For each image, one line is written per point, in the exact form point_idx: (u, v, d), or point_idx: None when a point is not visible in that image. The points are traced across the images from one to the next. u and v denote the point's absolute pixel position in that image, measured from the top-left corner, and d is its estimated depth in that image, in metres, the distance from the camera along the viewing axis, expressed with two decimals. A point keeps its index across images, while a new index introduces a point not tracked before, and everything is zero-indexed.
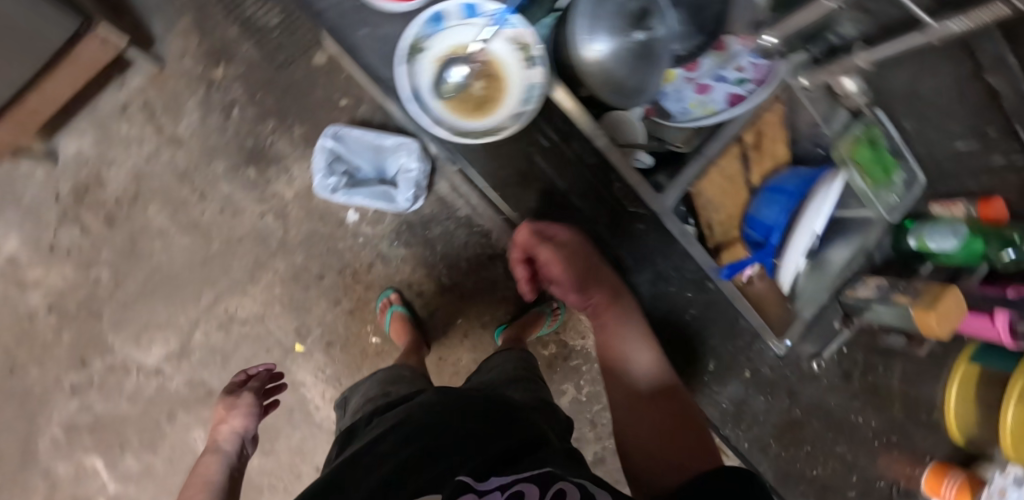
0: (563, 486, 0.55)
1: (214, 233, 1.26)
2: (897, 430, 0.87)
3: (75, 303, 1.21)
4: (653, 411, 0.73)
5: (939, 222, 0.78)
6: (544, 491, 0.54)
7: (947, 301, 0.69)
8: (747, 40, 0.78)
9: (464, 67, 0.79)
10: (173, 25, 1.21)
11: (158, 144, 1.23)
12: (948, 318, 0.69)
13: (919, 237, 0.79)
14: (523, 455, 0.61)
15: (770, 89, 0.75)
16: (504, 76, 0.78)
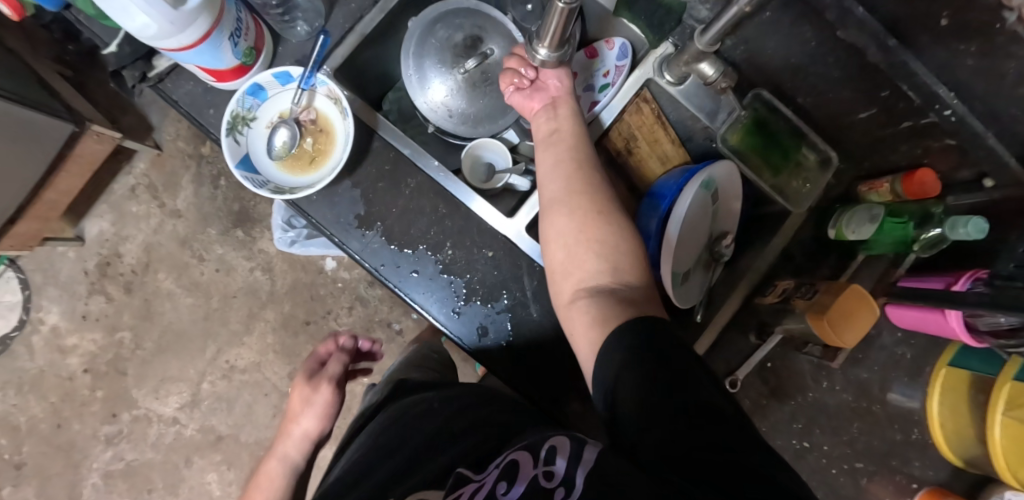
0: (555, 444, 0.43)
1: (212, 291, 1.38)
2: (863, 454, 0.75)
3: (105, 363, 1.38)
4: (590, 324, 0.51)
5: (859, 207, 0.67)
6: (535, 452, 0.43)
7: (847, 302, 0.59)
8: (612, 43, 0.74)
9: (286, 130, 0.68)
10: (166, 112, 1.38)
11: (162, 218, 1.38)
12: (857, 324, 0.59)
13: (839, 224, 0.68)
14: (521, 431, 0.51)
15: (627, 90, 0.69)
16: (329, 135, 0.68)
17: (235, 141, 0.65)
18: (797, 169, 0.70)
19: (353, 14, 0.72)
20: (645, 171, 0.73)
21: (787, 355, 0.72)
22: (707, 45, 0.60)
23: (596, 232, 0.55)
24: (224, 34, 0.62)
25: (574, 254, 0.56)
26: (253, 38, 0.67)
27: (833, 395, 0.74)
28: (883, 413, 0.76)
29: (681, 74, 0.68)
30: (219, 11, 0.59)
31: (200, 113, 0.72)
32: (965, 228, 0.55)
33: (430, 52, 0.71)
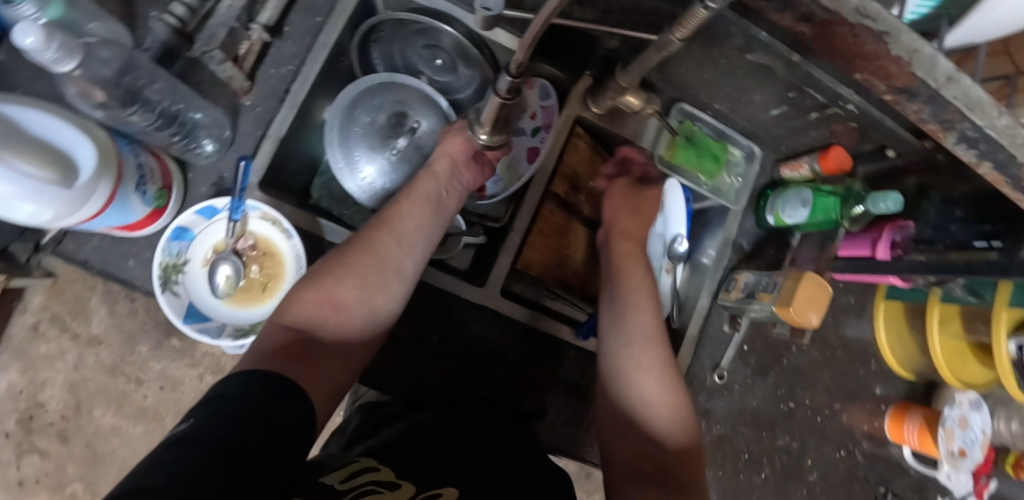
0: None
1: (168, 414, 1.00)
2: (838, 396, 0.84)
3: None
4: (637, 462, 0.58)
5: (788, 193, 0.73)
6: None
7: (806, 290, 0.64)
8: (534, 83, 0.71)
9: (226, 264, 0.64)
10: None
11: (77, 350, 0.96)
12: (816, 307, 0.65)
13: (774, 212, 0.75)
14: None
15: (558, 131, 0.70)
16: (276, 260, 0.65)
17: (174, 294, 0.61)
18: (726, 170, 0.77)
19: (261, 118, 0.68)
20: (593, 201, 0.76)
21: (758, 333, 0.79)
22: (630, 80, 0.63)
23: (654, 370, 0.61)
24: (129, 188, 0.56)
25: (637, 391, 0.60)
26: (160, 177, 0.62)
27: (803, 354, 0.82)
28: (845, 355, 0.85)
29: (608, 106, 0.70)
30: (117, 168, 0.54)
31: (117, 267, 0.65)
32: (885, 204, 0.62)
33: (357, 141, 0.68)
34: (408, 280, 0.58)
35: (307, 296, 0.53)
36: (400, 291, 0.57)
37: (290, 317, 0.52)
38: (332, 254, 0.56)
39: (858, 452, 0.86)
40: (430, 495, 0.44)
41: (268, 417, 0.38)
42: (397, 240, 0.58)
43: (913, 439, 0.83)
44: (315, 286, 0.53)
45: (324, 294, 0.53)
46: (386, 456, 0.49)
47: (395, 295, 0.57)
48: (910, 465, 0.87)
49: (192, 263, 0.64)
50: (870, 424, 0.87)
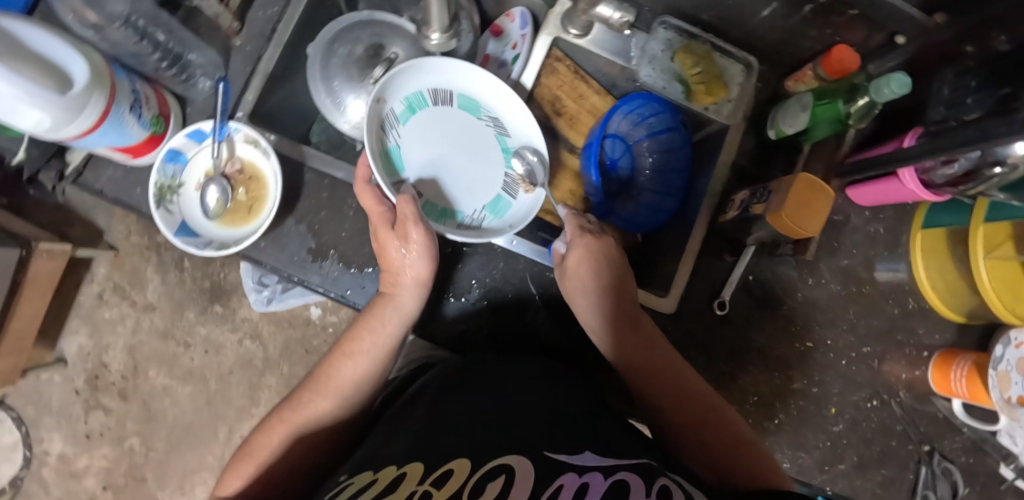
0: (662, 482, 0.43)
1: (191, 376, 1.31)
2: (868, 338, 0.76)
3: (121, 476, 1.36)
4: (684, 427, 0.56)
5: (789, 101, 0.67)
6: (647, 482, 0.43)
7: (801, 193, 0.58)
8: (514, 15, 0.75)
9: (217, 182, 0.67)
10: (111, 212, 1.37)
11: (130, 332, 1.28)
12: (814, 213, 0.58)
13: (774, 124, 0.68)
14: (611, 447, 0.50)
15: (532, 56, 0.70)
16: (262, 179, 0.67)
17: (168, 211, 0.65)
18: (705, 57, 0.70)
19: (251, 57, 0.72)
20: (577, 128, 0.75)
21: (765, 263, 0.72)
22: None
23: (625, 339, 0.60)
24: (124, 109, 0.61)
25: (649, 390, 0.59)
26: (156, 105, 0.66)
27: (821, 288, 0.74)
28: (873, 292, 0.76)
29: (584, 24, 0.69)
30: (111, 88, 0.58)
31: (129, 195, 0.71)
32: (890, 88, 0.56)
33: (336, 71, 0.70)
34: (381, 359, 0.63)
35: (281, 419, 0.60)
36: (363, 378, 0.62)
37: (275, 440, 0.58)
38: (307, 381, 0.62)
39: (894, 402, 0.76)
40: (440, 475, 0.46)
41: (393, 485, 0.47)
42: (366, 334, 0.63)
43: (963, 390, 0.72)
44: (276, 428, 0.59)
45: (306, 405, 0.60)
46: (401, 457, 0.51)
47: (369, 372, 0.63)
48: (962, 421, 0.76)
49: (189, 184, 0.68)
50: (910, 373, 0.77)
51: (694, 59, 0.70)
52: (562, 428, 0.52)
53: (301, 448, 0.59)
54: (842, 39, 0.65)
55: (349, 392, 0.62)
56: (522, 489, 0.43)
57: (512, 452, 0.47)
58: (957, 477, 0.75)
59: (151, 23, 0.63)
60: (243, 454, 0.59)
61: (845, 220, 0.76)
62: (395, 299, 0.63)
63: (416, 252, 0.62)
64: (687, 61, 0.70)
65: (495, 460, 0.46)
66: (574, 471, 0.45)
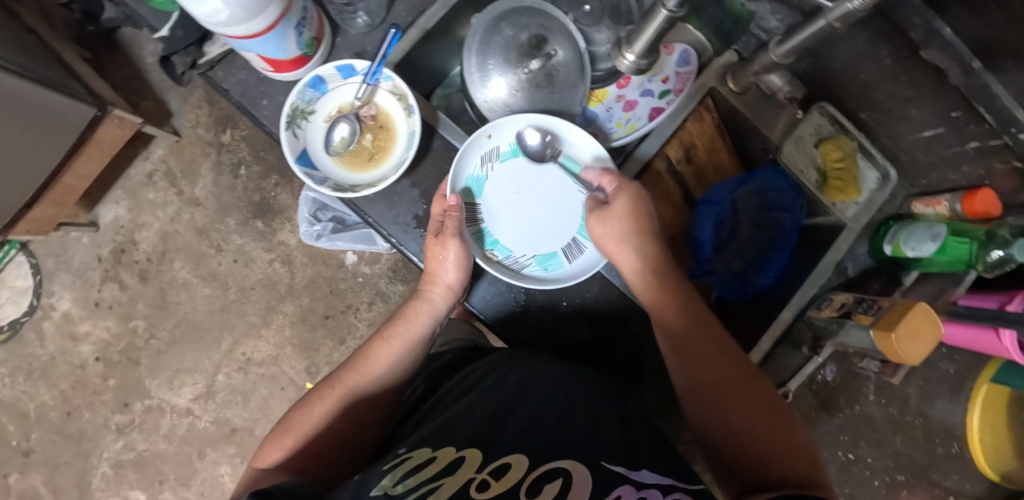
0: None
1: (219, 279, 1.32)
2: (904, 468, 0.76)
3: (117, 353, 1.36)
4: (720, 390, 0.56)
5: (917, 224, 0.67)
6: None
7: (915, 321, 0.58)
8: (673, 48, 0.72)
9: (349, 122, 0.66)
10: (186, 99, 1.36)
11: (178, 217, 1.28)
12: (922, 343, 0.58)
13: (894, 240, 0.68)
14: (650, 454, 0.51)
15: (690, 98, 0.70)
16: (394, 134, 0.66)
17: (294, 136, 0.64)
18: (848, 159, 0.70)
19: (415, 8, 0.71)
20: (701, 179, 0.74)
21: (835, 367, 0.72)
22: (781, 57, 0.61)
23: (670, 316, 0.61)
24: (290, 23, 0.59)
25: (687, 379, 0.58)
26: (315, 28, 0.65)
27: (879, 407, 0.75)
28: (925, 426, 0.77)
29: (746, 85, 0.68)
30: (287, 2, 0.57)
31: (252, 104, 0.70)
32: None
33: (495, 50, 0.69)
34: (415, 346, 0.66)
35: (322, 396, 0.61)
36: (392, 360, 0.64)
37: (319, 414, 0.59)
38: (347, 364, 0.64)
39: None
40: (499, 467, 0.45)
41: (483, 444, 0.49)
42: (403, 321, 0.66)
43: None
44: (317, 404, 0.60)
45: (348, 383, 0.62)
46: (459, 439, 0.49)
47: (400, 357, 0.65)
48: None
49: (321, 115, 0.67)
50: None
51: (835, 154, 0.70)
52: (599, 435, 0.51)
53: (342, 425, 0.59)
54: (994, 181, 0.64)
55: (384, 380, 0.63)
56: (581, 494, 0.43)
57: (562, 456, 0.47)
58: None
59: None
60: (284, 427, 0.59)
61: None
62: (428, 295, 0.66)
63: (449, 263, 0.64)
64: (834, 153, 0.69)
65: (555, 462, 0.46)
66: (635, 486, 0.45)
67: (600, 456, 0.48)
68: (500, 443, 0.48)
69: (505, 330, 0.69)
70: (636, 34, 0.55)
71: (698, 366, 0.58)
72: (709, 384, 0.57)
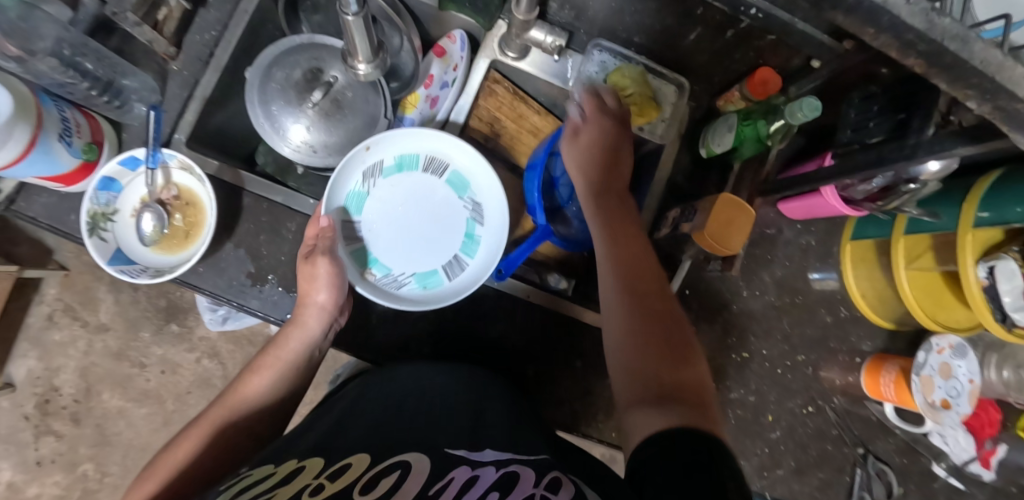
0: (556, 474, 0.41)
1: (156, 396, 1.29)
2: (801, 346, 0.79)
3: None
4: (642, 310, 0.54)
5: (717, 122, 0.69)
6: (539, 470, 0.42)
7: (723, 212, 0.60)
8: (455, 36, 0.74)
9: (154, 211, 0.67)
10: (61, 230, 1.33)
11: None
12: (738, 231, 0.60)
13: (706, 143, 0.70)
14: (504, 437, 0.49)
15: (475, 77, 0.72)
16: (199, 206, 0.67)
17: (102, 240, 0.64)
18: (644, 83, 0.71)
19: (188, 81, 0.71)
20: (518, 146, 0.76)
21: (700, 277, 0.75)
22: (526, 14, 0.63)
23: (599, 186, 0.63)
24: (49, 137, 0.60)
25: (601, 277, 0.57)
26: (88, 133, 0.66)
27: (756, 299, 0.78)
28: (807, 302, 0.80)
29: (519, 47, 0.70)
30: (37, 117, 0.58)
31: (61, 221, 0.70)
32: (802, 111, 0.58)
33: (275, 95, 0.70)
34: (290, 372, 0.63)
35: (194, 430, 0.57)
36: (276, 385, 0.62)
37: (183, 454, 0.55)
38: (216, 402, 0.60)
39: (829, 408, 0.79)
40: (337, 467, 0.42)
41: (354, 442, 0.47)
42: (280, 345, 0.63)
43: (891, 394, 0.75)
44: (181, 447, 0.56)
45: (224, 412, 0.59)
46: (299, 453, 0.47)
47: (277, 391, 0.62)
48: (893, 424, 0.79)
49: (123, 213, 0.67)
50: (844, 379, 0.80)
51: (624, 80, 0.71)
52: (464, 428, 0.50)
53: (209, 462, 0.55)
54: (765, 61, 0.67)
55: (263, 408, 0.61)
56: (417, 479, 0.40)
57: (407, 451, 0.45)
58: (892, 477, 0.76)
59: (77, 52, 0.63)
60: (149, 473, 0.55)
61: (778, 233, 0.79)
62: (301, 319, 0.63)
63: (320, 283, 0.63)
64: (620, 82, 0.71)
65: (392, 458, 0.44)
66: (469, 464, 0.43)
67: (445, 443, 0.46)
68: (343, 448, 0.46)
69: (371, 355, 0.71)
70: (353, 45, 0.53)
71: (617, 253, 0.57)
72: (625, 293, 0.55)
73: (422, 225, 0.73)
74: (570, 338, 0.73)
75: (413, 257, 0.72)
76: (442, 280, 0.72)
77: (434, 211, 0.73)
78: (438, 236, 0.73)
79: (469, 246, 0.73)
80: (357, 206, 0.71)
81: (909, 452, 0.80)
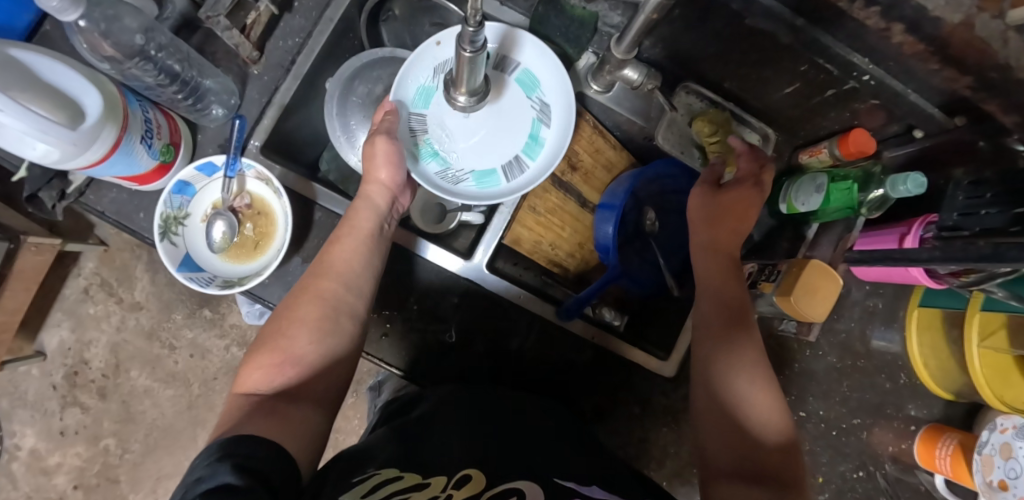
0: None
1: (193, 378, 1.21)
2: (858, 410, 0.78)
3: (94, 476, 1.20)
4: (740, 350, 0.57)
5: (803, 179, 0.68)
6: None
7: (811, 280, 0.59)
8: None
9: (226, 218, 0.67)
10: None
11: (122, 314, 1.20)
12: (822, 299, 0.59)
13: (786, 198, 0.69)
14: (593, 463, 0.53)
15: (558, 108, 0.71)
16: (271, 217, 0.67)
17: (172, 244, 0.63)
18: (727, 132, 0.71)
19: (268, 87, 0.71)
20: (591, 182, 0.74)
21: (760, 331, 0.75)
22: (624, 53, 0.61)
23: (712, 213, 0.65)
24: (134, 139, 0.59)
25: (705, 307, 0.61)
26: (167, 134, 0.65)
27: (817, 360, 0.78)
28: (867, 366, 0.79)
29: (607, 82, 0.68)
30: (123, 119, 0.57)
31: (129, 219, 0.70)
32: (905, 186, 0.57)
33: (355, 110, 0.70)
34: (373, 243, 0.61)
35: (297, 302, 0.56)
36: (363, 260, 0.60)
37: (302, 341, 0.54)
38: (309, 274, 0.59)
39: (880, 474, 0.78)
40: (460, 481, 0.45)
41: (471, 455, 0.49)
42: (363, 209, 0.62)
43: (945, 468, 0.74)
44: (297, 327, 0.54)
45: (320, 288, 0.57)
46: (418, 460, 0.49)
47: (371, 257, 0.60)
48: (941, 494, 0.78)
49: (195, 217, 0.66)
50: (897, 446, 0.79)
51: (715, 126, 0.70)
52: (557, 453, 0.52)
53: (326, 369, 0.54)
54: (860, 122, 0.64)
55: (360, 285, 0.59)
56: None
57: (519, 477, 0.46)
58: None
59: (167, 54, 0.63)
60: (262, 346, 0.54)
61: (845, 293, 0.78)
62: (367, 195, 0.63)
63: (381, 161, 0.62)
64: (708, 128, 0.70)
65: (506, 483, 0.45)
66: (581, 498, 0.45)
67: (552, 473, 0.48)
68: (455, 460, 0.49)
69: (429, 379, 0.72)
70: (462, 82, 0.52)
71: (722, 292, 0.61)
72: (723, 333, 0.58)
73: (485, 132, 0.68)
74: (627, 379, 0.73)
75: (481, 152, 0.68)
76: (500, 180, 0.68)
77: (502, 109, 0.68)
78: (500, 136, 0.68)
79: (533, 148, 0.68)
80: (425, 101, 0.67)
81: None
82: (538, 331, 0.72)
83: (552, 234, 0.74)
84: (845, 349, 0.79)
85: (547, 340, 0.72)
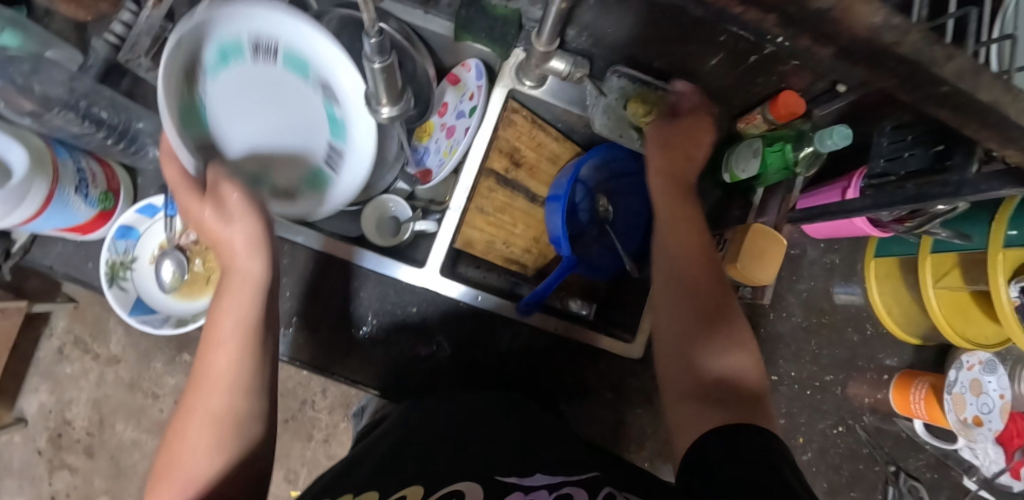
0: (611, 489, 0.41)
1: None
2: (829, 366, 0.79)
3: None
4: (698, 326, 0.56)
5: (740, 146, 0.69)
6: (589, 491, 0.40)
7: (755, 244, 0.60)
8: (469, 65, 0.74)
9: (174, 256, 0.66)
10: None
11: None
12: (769, 261, 0.60)
13: (727, 168, 0.70)
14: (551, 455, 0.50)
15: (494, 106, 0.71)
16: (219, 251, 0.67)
17: (121, 290, 0.63)
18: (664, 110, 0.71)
19: None
20: (538, 176, 0.75)
21: None
22: (547, 45, 0.61)
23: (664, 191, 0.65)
24: (68, 191, 0.59)
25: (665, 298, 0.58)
26: (103, 181, 0.65)
27: (783, 322, 0.79)
28: (834, 321, 0.80)
29: (538, 76, 0.69)
30: (53, 171, 0.57)
31: (79, 270, 0.70)
32: (832, 139, 0.58)
33: None
34: (253, 329, 0.50)
35: (188, 413, 0.47)
36: (248, 358, 0.49)
37: (202, 444, 0.46)
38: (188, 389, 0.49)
39: (860, 427, 0.79)
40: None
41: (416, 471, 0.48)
42: (229, 297, 0.51)
43: (921, 412, 0.74)
44: (193, 434, 0.46)
45: (207, 394, 0.48)
46: (356, 486, 0.47)
47: (253, 350, 0.50)
48: (923, 439, 0.79)
49: (142, 259, 0.66)
50: (873, 396, 0.80)
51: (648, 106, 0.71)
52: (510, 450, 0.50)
53: (237, 472, 0.45)
54: (788, 85, 0.66)
55: (251, 373, 0.49)
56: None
57: (462, 479, 0.45)
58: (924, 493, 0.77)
59: (92, 102, 0.62)
60: (157, 478, 0.45)
61: (802, 254, 0.79)
62: (234, 268, 0.51)
63: (234, 214, 0.51)
64: (641, 109, 0.71)
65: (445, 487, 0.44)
66: (521, 492, 0.42)
67: (495, 471, 0.46)
68: (402, 476, 0.47)
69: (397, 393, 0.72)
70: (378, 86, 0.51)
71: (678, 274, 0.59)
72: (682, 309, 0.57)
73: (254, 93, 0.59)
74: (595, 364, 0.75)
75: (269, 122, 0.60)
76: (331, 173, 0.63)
77: (290, 99, 0.60)
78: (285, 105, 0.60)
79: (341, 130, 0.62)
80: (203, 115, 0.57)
81: (940, 467, 0.80)
82: (500, 330, 0.73)
83: (505, 231, 0.74)
84: (814, 309, 0.79)
85: (509, 338, 0.73)
